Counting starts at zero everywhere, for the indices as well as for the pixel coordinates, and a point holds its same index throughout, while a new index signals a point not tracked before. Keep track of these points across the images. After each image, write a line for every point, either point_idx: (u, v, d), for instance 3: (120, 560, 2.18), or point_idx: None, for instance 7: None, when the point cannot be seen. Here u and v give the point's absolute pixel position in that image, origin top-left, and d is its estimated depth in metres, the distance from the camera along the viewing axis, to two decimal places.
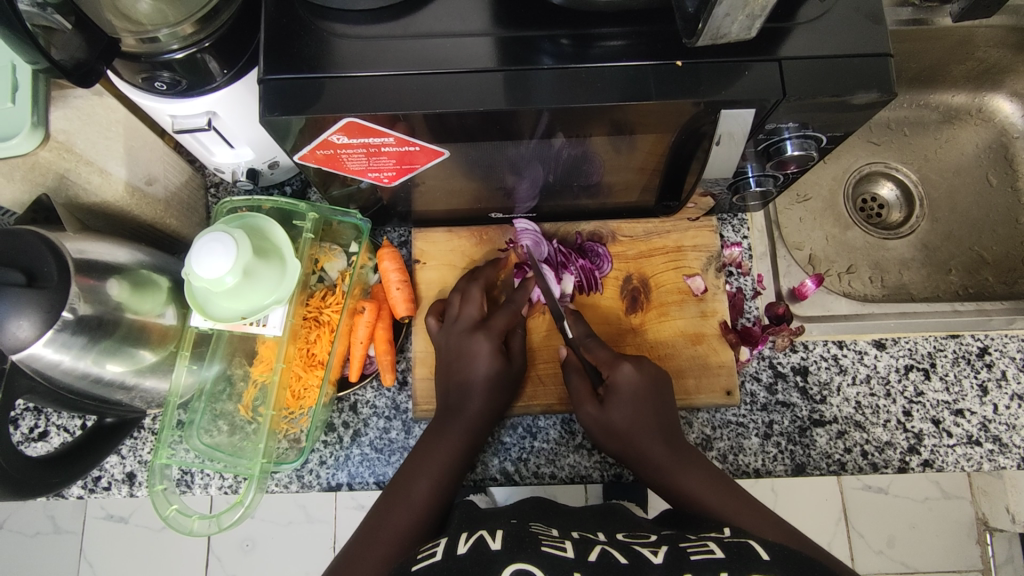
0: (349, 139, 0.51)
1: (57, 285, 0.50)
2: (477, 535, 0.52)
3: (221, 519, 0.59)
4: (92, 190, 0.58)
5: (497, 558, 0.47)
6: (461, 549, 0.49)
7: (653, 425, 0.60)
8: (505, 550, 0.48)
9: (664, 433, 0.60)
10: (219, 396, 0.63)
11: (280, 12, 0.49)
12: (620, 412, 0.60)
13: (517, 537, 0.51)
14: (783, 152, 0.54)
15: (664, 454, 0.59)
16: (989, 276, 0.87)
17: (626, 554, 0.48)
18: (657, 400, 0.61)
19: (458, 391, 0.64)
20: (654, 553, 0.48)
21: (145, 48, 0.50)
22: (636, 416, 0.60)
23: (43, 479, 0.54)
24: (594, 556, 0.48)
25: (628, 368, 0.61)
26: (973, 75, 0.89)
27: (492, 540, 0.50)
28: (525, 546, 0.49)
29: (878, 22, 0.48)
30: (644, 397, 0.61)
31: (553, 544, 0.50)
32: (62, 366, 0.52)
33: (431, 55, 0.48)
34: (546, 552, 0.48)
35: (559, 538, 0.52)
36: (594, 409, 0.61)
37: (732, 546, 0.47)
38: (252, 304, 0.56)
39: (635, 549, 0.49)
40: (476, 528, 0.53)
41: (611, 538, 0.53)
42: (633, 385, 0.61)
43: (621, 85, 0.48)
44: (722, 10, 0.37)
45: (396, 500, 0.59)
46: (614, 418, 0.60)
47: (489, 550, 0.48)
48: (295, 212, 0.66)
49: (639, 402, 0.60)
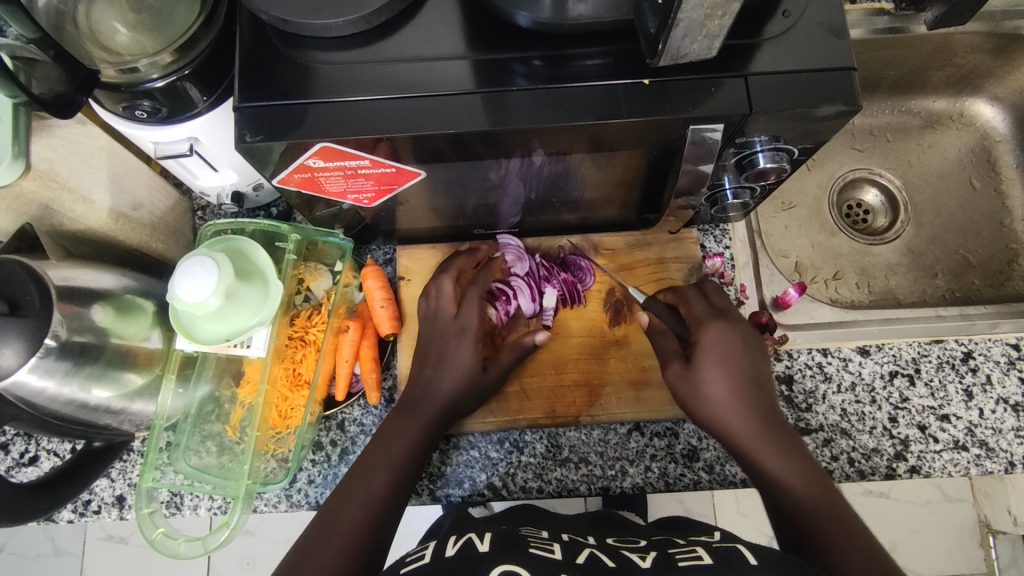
0: (325, 162, 0.51)
1: (39, 312, 0.50)
2: (466, 537, 0.53)
3: (208, 540, 0.58)
4: (77, 218, 0.59)
5: (485, 559, 0.48)
6: (450, 552, 0.50)
7: (745, 397, 0.55)
8: (492, 552, 0.49)
9: (757, 404, 0.55)
10: (206, 417, 0.64)
11: (255, 40, 0.51)
12: (717, 382, 0.56)
13: (505, 540, 0.51)
14: (756, 164, 0.55)
15: (757, 431, 0.54)
16: (976, 280, 0.87)
17: (614, 559, 0.49)
18: (754, 370, 0.57)
19: (389, 422, 0.61)
20: (642, 558, 0.49)
21: (125, 78, 0.51)
22: (733, 388, 0.56)
23: (29, 505, 0.54)
24: (581, 559, 0.49)
25: (716, 329, 0.58)
26: (953, 80, 0.89)
27: (481, 543, 0.51)
28: (513, 548, 0.49)
29: (842, 36, 0.49)
30: (737, 365, 0.56)
31: (541, 547, 0.51)
32: (47, 393, 0.53)
33: (406, 79, 0.49)
34: (533, 553, 0.49)
35: (547, 541, 0.53)
36: (681, 373, 0.57)
37: (719, 552, 0.47)
38: (236, 326, 0.57)
39: (623, 555, 0.50)
40: (465, 532, 0.54)
41: (600, 542, 0.54)
42: (722, 353, 0.57)
43: (593, 104, 0.49)
44: (680, 31, 0.38)
45: (330, 525, 0.52)
46: (706, 382, 0.56)
47: (476, 551, 0.49)
48: (279, 234, 0.66)
49: (729, 364, 0.56)
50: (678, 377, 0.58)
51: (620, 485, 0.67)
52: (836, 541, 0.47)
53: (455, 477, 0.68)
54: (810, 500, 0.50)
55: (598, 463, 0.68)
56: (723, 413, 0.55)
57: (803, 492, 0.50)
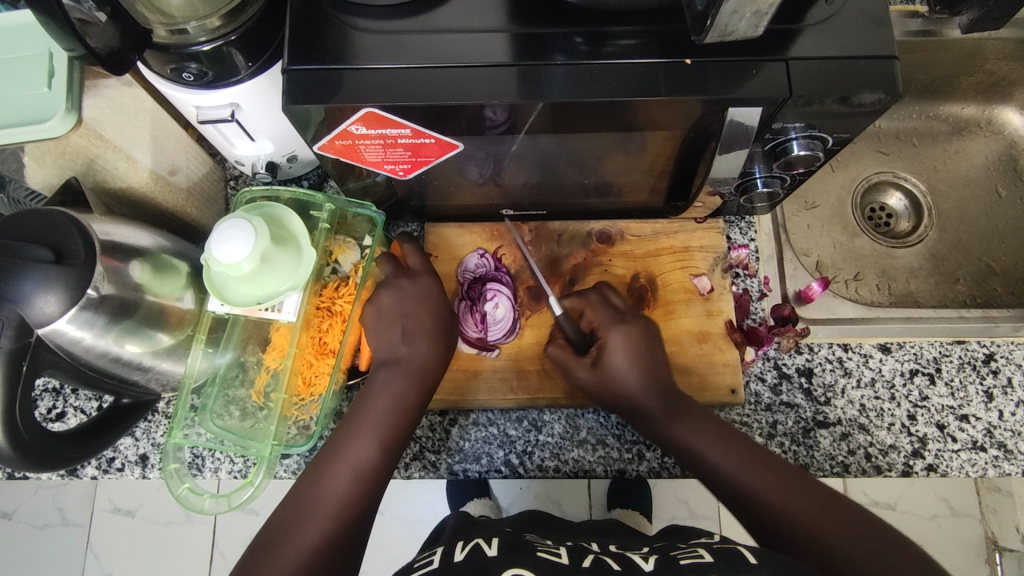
0: (367, 130, 0.52)
1: (83, 263, 0.51)
2: (473, 543, 0.56)
3: (232, 498, 0.59)
4: (119, 175, 0.60)
5: (493, 562, 0.51)
6: (459, 557, 0.53)
7: (653, 385, 0.61)
8: (500, 556, 0.53)
9: (664, 389, 0.61)
10: (232, 381, 0.65)
11: (305, 6, 0.52)
12: (619, 380, 0.61)
13: (512, 544, 0.56)
14: (789, 152, 0.55)
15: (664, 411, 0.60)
16: (997, 287, 0.87)
17: (618, 562, 0.53)
18: (657, 358, 0.62)
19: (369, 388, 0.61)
20: (644, 560, 0.53)
21: (175, 40, 0.52)
22: (636, 373, 0.61)
23: (62, 453, 0.56)
24: (587, 563, 0.53)
25: (617, 331, 0.62)
26: (982, 88, 0.90)
27: (488, 547, 0.55)
28: (520, 552, 0.53)
29: (884, 25, 0.50)
30: (642, 357, 0.62)
31: (549, 551, 0.55)
32: (83, 344, 0.54)
33: (450, 50, 0.50)
34: (542, 558, 0.53)
35: (554, 546, 0.57)
36: (590, 375, 0.62)
37: (719, 550, 0.50)
38: (268, 289, 0.58)
39: (627, 558, 0.54)
40: (473, 537, 0.58)
41: (604, 549, 0.58)
42: (625, 348, 0.62)
43: (633, 82, 0.49)
44: (730, 6, 0.38)
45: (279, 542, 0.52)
46: (614, 371, 0.61)
47: (486, 556, 0.53)
48: (312, 203, 0.67)
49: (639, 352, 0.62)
50: (588, 380, 0.63)
51: (636, 469, 0.68)
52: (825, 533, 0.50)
53: (473, 452, 0.69)
54: (765, 494, 0.53)
55: (615, 446, 0.68)
56: (643, 404, 0.60)
57: (762, 490, 0.53)
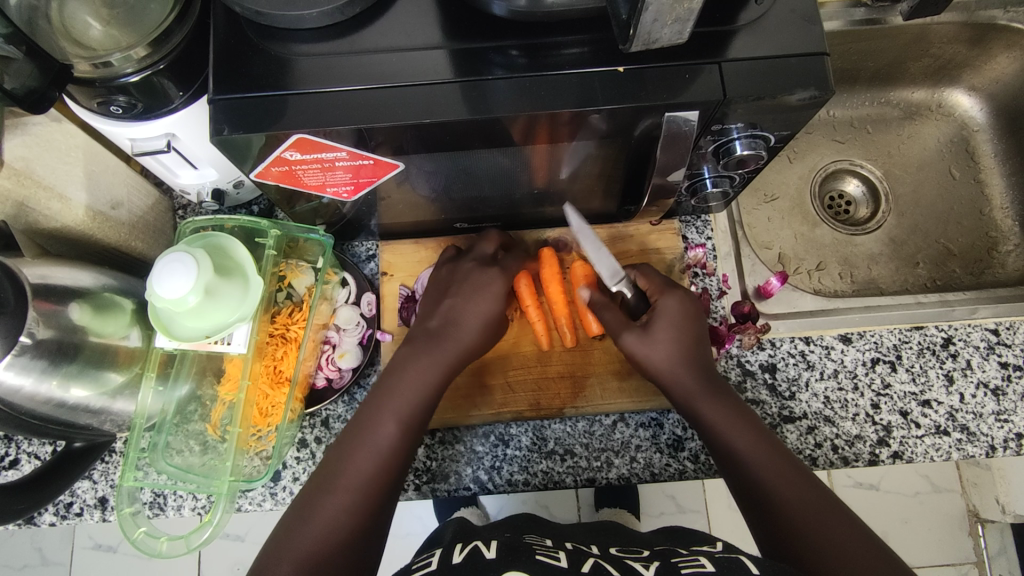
0: (301, 155, 0.51)
1: (14, 309, 0.50)
2: (471, 545, 0.56)
3: (191, 539, 0.58)
4: (53, 216, 0.59)
5: (492, 564, 0.51)
6: (456, 559, 0.53)
7: (693, 367, 0.60)
8: (498, 559, 0.52)
9: (706, 373, 0.61)
10: (187, 416, 0.63)
11: (229, 32, 0.50)
12: (658, 361, 0.61)
13: (510, 547, 0.55)
14: (733, 152, 0.55)
15: (697, 384, 0.60)
16: (956, 268, 0.87)
17: (618, 568, 0.52)
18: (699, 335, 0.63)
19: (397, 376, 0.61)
20: (644, 568, 0.52)
21: (100, 73, 0.50)
22: (679, 354, 0.61)
23: (6, 506, 0.53)
24: (587, 567, 0.52)
25: (673, 294, 0.64)
26: (930, 71, 0.91)
27: (486, 550, 0.54)
28: (518, 556, 0.53)
29: (815, 23, 0.50)
30: (685, 329, 0.62)
31: (546, 554, 0.54)
32: (23, 392, 0.53)
33: (382, 70, 0.49)
34: (540, 560, 0.52)
35: (552, 549, 0.56)
36: (639, 336, 0.62)
37: (722, 561, 0.49)
38: (215, 322, 0.57)
39: (628, 564, 0.53)
40: (470, 540, 0.57)
41: (603, 552, 0.57)
42: (678, 313, 0.63)
43: (572, 92, 0.49)
44: (649, 14, 0.38)
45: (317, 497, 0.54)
46: (657, 340, 0.61)
47: (483, 558, 0.52)
48: (258, 230, 0.65)
49: (683, 330, 0.62)
50: (634, 341, 0.62)
51: (606, 476, 0.67)
52: (814, 532, 0.50)
53: (441, 472, 0.68)
54: (771, 483, 0.53)
55: (583, 455, 0.68)
56: (682, 387, 0.60)
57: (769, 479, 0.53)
